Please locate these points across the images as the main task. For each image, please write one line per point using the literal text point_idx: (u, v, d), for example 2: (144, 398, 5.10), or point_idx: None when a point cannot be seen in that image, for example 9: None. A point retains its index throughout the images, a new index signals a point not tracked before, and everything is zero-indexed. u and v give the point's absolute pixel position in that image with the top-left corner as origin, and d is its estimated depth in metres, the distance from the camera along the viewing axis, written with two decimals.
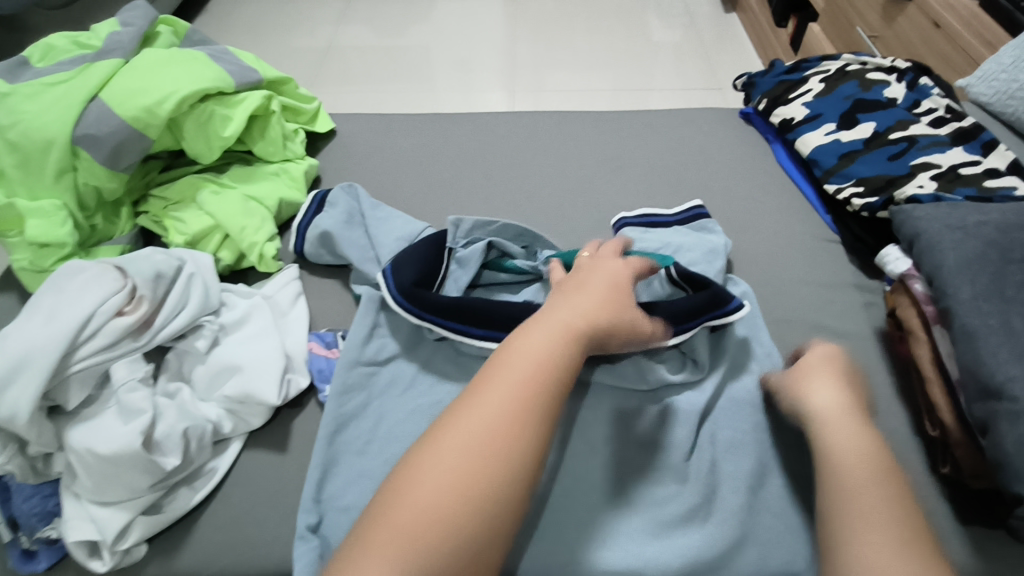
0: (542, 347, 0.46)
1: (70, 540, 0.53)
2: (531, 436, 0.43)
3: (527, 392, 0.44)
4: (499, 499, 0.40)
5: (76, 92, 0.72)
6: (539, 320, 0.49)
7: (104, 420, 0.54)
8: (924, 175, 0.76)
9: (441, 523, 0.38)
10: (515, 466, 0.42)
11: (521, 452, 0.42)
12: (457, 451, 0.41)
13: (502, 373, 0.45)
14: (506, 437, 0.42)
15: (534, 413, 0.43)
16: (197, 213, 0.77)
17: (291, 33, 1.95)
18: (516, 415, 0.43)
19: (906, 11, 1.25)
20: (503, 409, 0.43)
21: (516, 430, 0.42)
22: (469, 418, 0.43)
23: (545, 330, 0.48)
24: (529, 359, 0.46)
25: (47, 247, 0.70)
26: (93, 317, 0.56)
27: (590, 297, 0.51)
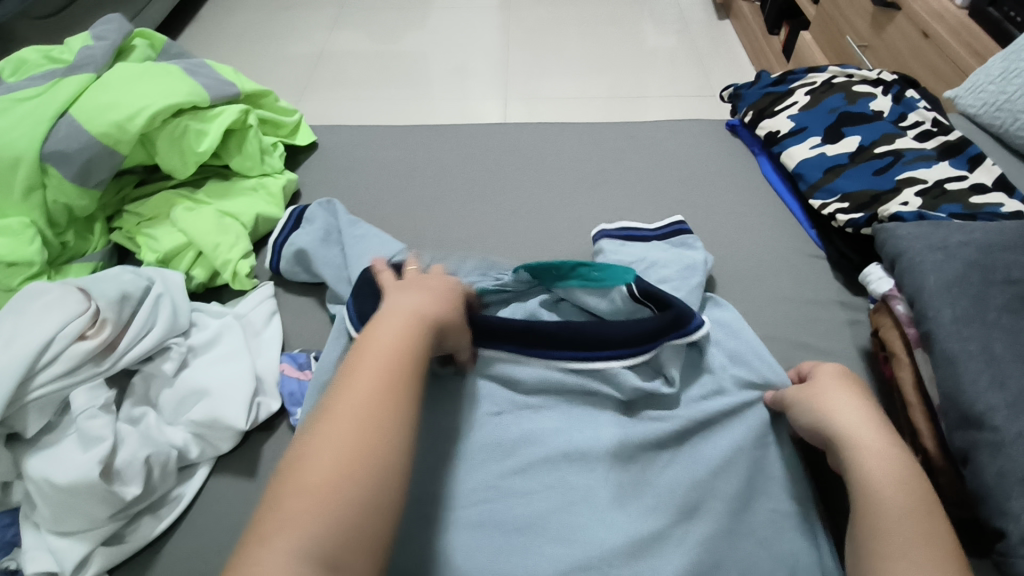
0: (394, 330, 0.49)
1: (28, 573, 0.51)
2: (404, 405, 0.44)
3: (390, 367, 0.45)
4: (381, 469, 0.41)
5: (44, 108, 0.71)
6: (386, 312, 0.52)
7: (62, 447, 0.53)
8: (908, 191, 0.75)
9: (333, 503, 0.38)
10: (395, 440, 0.42)
11: (394, 422, 0.43)
12: (334, 434, 0.41)
13: (371, 356, 0.46)
14: (382, 408, 0.43)
15: (400, 384, 0.45)
16: (170, 230, 0.76)
17: (283, 40, 1.94)
18: (387, 390, 0.44)
19: (896, 21, 1.24)
20: (371, 386, 0.44)
21: (390, 399, 0.44)
22: (340, 402, 0.43)
23: (398, 314, 0.51)
24: (385, 340, 0.48)
25: (14, 266, 0.69)
26: (53, 342, 0.55)
27: (428, 294, 0.55)
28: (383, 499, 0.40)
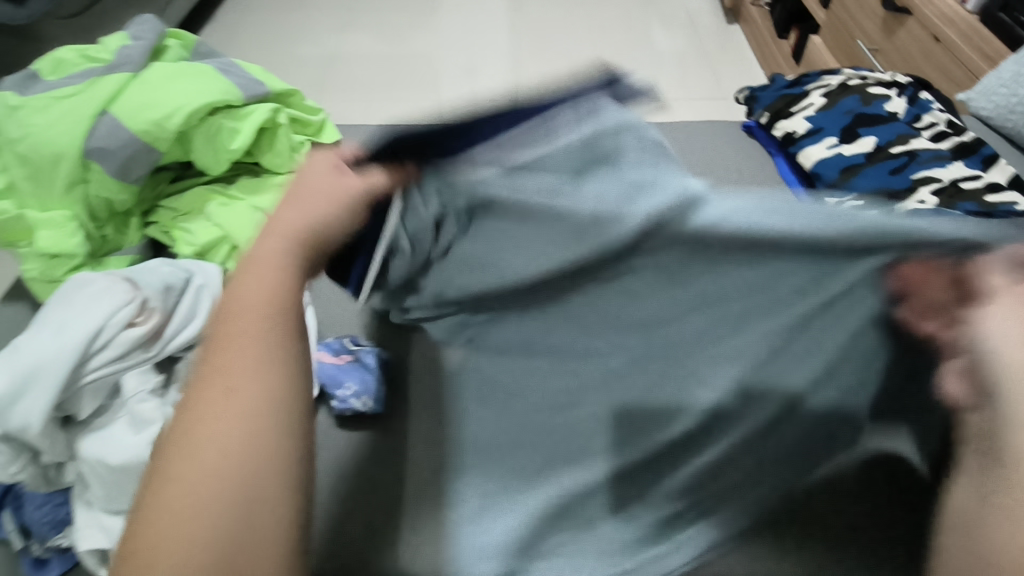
0: (263, 286, 0.40)
1: (82, 549, 0.54)
2: (297, 381, 0.38)
3: (263, 337, 0.38)
4: (270, 458, 0.34)
5: (84, 106, 0.72)
6: (248, 263, 0.41)
7: (115, 429, 0.56)
8: (925, 190, 0.77)
9: (217, 503, 0.32)
10: (284, 418, 0.36)
11: (277, 403, 0.36)
12: (203, 434, 0.34)
13: (230, 339, 0.37)
14: (268, 381, 0.36)
15: (271, 356, 0.37)
16: (205, 224, 0.78)
17: (299, 42, 1.97)
18: (266, 359, 0.37)
19: (907, 25, 1.26)
20: (238, 370, 0.36)
21: (270, 375, 0.37)
22: (202, 403, 0.35)
23: (274, 260, 0.41)
24: (247, 309, 0.38)
25: (58, 258, 0.71)
26: (104, 329, 0.56)
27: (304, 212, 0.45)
28: (280, 478, 0.35)
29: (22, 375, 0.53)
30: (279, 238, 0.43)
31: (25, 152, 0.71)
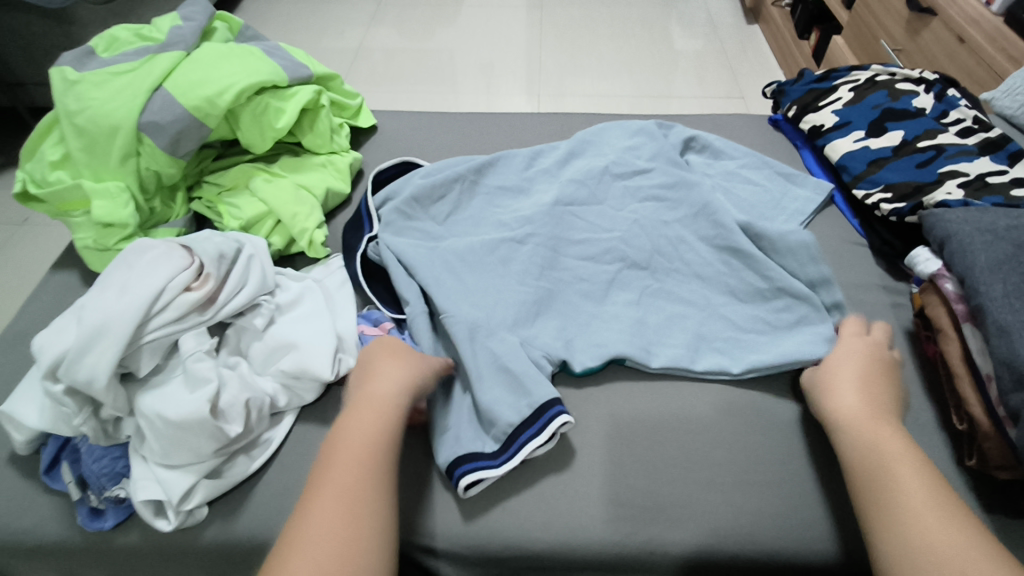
0: (367, 426, 0.54)
1: (138, 500, 0.55)
2: (386, 484, 0.51)
3: (366, 458, 0.52)
4: (381, 532, 0.48)
5: (141, 81, 0.76)
6: (354, 407, 0.56)
7: (171, 387, 0.58)
8: (951, 183, 0.78)
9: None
10: (385, 508, 0.50)
11: (384, 488, 0.51)
12: (330, 520, 0.47)
13: (348, 447, 0.52)
14: (366, 495, 0.49)
15: (379, 465, 0.52)
16: (250, 199, 0.81)
17: (322, 35, 2.00)
18: (359, 478, 0.50)
19: (931, 26, 1.26)
20: (354, 469, 0.51)
21: (372, 473, 0.51)
22: (328, 498, 0.49)
23: (380, 405, 0.56)
24: (352, 448, 0.52)
25: (111, 227, 0.74)
26: (163, 292, 0.59)
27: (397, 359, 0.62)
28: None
29: (90, 330, 0.56)
30: (382, 388, 0.58)
31: (84, 124, 0.74)
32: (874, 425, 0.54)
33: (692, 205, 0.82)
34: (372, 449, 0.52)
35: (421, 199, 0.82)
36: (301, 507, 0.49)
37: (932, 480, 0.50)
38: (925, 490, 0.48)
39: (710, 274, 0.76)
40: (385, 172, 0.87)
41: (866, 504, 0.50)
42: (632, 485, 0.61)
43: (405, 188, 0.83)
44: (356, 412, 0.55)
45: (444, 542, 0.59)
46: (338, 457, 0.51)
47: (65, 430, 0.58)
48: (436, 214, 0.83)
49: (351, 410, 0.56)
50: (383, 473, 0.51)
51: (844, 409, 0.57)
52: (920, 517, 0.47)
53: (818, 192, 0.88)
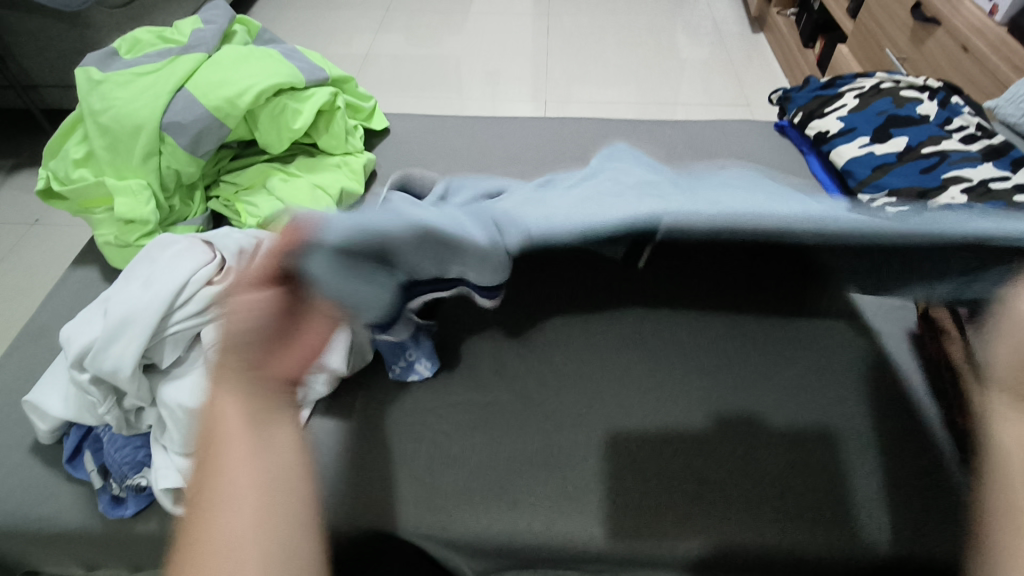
0: (234, 420, 0.43)
1: (160, 489, 0.57)
2: (280, 487, 0.42)
3: (240, 471, 0.41)
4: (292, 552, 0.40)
5: (164, 82, 0.78)
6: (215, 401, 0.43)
7: (193, 378, 0.60)
8: (955, 188, 0.80)
9: None
10: (290, 518, 0.41)
11: (278, 495, 0.41)
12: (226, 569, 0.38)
13: (224, 462, 0.41)
14: (262, 517, 0.40)
15: (260, 468, 0.42)
16: (267, 198, 0.83)
17: (332, 41, 2.03)
18: (257, 469, 0.42)
19: (935, 35, 1.28)
20: (234, 490, 0.41)
21: (257, 485, 0.41)
22: (218, 539, 0.39)
23: (239, 386, 0.43)
24: (229, 436, 0.43)
25: (132, 224, 0.76)
26: (186, 285, 0.60)
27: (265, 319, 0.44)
28: None
29: (116, 321, 0.57)
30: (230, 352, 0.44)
31: (108, 123, 0.76)
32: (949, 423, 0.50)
33: None
34: (264, 427, 0.43)
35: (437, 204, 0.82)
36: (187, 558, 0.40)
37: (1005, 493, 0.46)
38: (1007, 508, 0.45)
39: None
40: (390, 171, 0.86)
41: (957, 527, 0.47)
42: (640, 480, 0.62)
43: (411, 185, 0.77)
44: (215, 411, 0.43)
45: (454, 534, 0.60)
46: (221, 452, 0.42)
47: (90, 419, 0.59)
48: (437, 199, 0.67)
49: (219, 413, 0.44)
50: (271, 442, 0.43)
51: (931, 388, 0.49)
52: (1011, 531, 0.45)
53: None
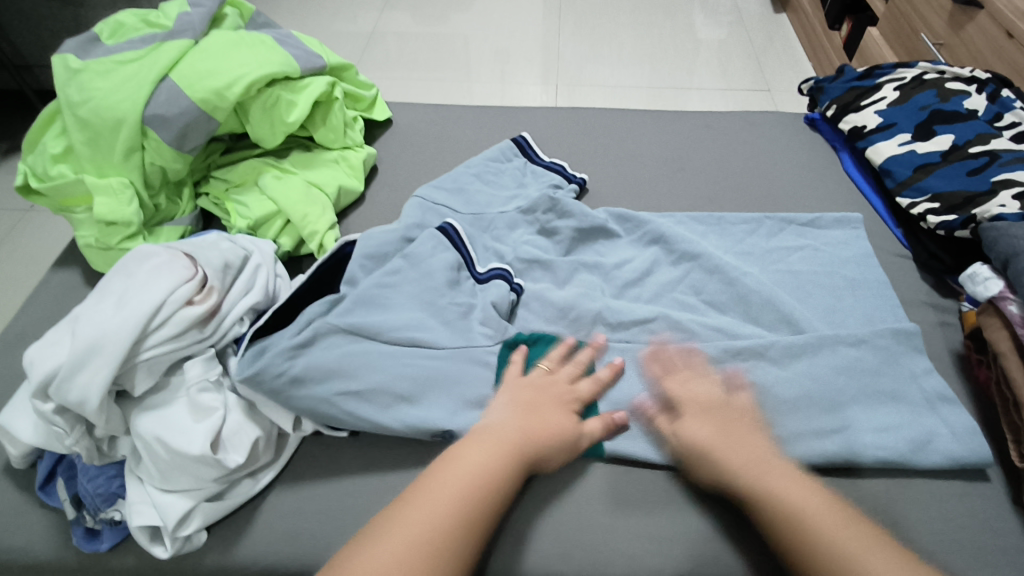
0: (489, 452, 0.52)
1: (133, 525, 0.52)
2: (511, 468, 0.52)
3: (502, 461, 0.52)
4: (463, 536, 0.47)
5: (147, 71, 0.72)
6: (484, 432, 0.54)
7: (169, 409, 0.54)
8: (1006, 193, 0.72)
9: (436, 555, 0.45)
10: (461, 547, 0.47)
11: (510, 475, 0.52)
12: (414, 548, 0.45)
13: (474, 456, 0.52)
14: (464, 511, 0.48)
15: (507, 471, 0.52)
16: (259, 197, 0.78)
17: (336, 18, 1.95)
18: (506, 451, 0.52)
19: (976, 19, 1.19)
20: (482, 470, 0.51)
21: (503, 459, 0.52)
22: (444, 476, 0.50)
23: (505, 449, 0.53)
24: (442, 505, 0.48)
25: (113, 225, 0.71)
26: (163, 306, 0.55)
27: (532, 406, 0.57)
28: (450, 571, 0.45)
29: (83, 346, 0.52)
30: (489, 450, 0.52)
31: (86, 115, 0.70)
32: (728, 439, 0.55)
33: (699, 255, 0.74)
34: (497, 448, 0.53)
35: (319, 371, 0.58)
36: (371, 547, 0.45)
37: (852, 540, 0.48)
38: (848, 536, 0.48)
39: (722, 307, 0.70)
40: (415, 222, 0.75)
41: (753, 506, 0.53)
42: (653, 509, 0.57)
43: (413, 256, 0.69)
44: (501, 431, 0.54)
45: None
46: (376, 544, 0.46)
47: (58, 448, 0.54)
48: (454, 282, 0.68)
49: (477, 434, 0.54)
50: (459, 456, 0.52)
51: (686, 423, 0.57)
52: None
53: (844, 225, 0.80)
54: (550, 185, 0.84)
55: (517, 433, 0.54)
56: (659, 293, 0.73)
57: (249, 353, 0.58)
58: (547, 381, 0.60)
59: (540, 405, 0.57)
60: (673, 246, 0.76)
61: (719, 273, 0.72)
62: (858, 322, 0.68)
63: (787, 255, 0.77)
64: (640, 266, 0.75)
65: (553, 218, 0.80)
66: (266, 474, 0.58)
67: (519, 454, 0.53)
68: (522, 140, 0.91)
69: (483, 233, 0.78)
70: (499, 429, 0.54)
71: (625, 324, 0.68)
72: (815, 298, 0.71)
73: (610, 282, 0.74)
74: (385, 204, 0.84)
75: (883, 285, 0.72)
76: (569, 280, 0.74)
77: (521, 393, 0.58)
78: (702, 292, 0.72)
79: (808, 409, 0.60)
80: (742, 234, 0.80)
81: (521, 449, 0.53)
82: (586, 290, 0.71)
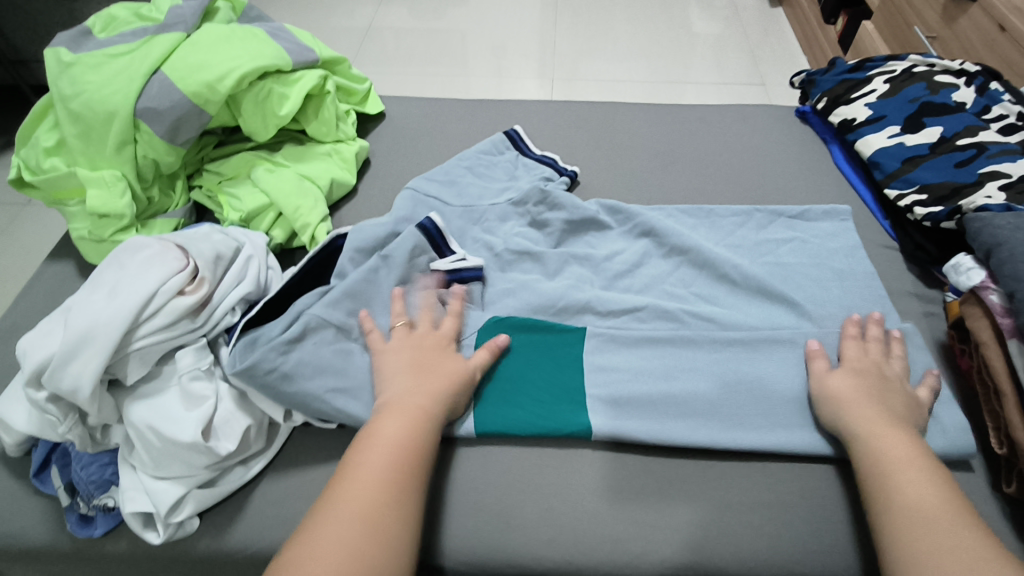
0: (400, 419, 0.54)
1: (126, 511, 0.53)
2: (423, 429, 0.54)
3: (413, 425, 0.53)
4: (396, 503, 0.48)
5: (139, 64, 0.72)
6: (390, 406, 0.55)
7: (161, 397, 0.55)
8: (992, 185, 0.73)
9: (371, 526, 0.46)
10: (398, 513, 0.48)
11: (425, 437, 0.53)
12: (345, 524, 0.46)
13: (385, 428, 0.53)
14: (389, 480, 0.49)
15: (422, 434, 0.53)
16: (251, 189, 0.78)
17: (332, 12, 1.95)
18: (418, 418, 0.54)
19: (969, 12, 1.19)
20: (394, 438, 0.52)
21: (412, 423, 0.54)
22: (366, 454, 0.51)
23: (410, 414, 0.54)
24: (364, 482, 0.49)
25: (106, 217, 0.71)
26: (155, 296, 0.56)
27: (421, 371, 0.58)
28: (393, 537, 0.47)
29: (76, 335, 0.52)
30: (402, 420, 0.54)
31: (79, 108, 0.71)
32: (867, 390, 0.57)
33: (688, 247, 0.75)
34: (404, 415, 0.54)
35: (309, 367, 0.58)
36: (300, 537, 0.46)
37: (946, 496, 0.49)
38: (934, 493, 0.49)
39: (710, 298, 0.71)
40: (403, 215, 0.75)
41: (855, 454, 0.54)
42: (639, 495, 0.58)
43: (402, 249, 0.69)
44: (401, 401, 0.55)
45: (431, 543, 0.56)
46: (308, 530, 0.46)
47: (51, 436, 0.55)
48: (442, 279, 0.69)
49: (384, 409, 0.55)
50: (375, 434, 0.52)
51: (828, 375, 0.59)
52: (934, 522, 0.47)
53: (832, 217, 0.81)
54: (541, 178, 0.85)
55: (413, 397, 0.56)
56: (648, 284, 0.73)
57: (243, 342, 0.59)
58: (422, 342, 0.61)
59: (426, 368, 0.58)
60: (664, 239, 0.77)
61: (708, 266, 0.73)
62: (845, 313, 0.69)
63: (776, 247, 0.77)
64: (629, 258, 0.76)
65: (544, 211, 0.81)
66: (258, 462, 0.58)
67: (427, 417, 0.55)
68: (514, 133, 0.92)
69: (474, 225, 0.79)
70: (403, 397, 0.56)
71: (614, 314, 0.68)
72: (802, 289, 0.71)
73: (600, 274, 0.74)
74: (378, 197, 0.85)
75: (870, 277, 0.73)
76: (559, 272, 0.74)
77: (403, 358, 0.59)
78: (691, 283, 0.73)
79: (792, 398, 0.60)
80: (732, 226, 0.81)
81: (427, 412, 0.55)
82: (575, 282, 0.72)
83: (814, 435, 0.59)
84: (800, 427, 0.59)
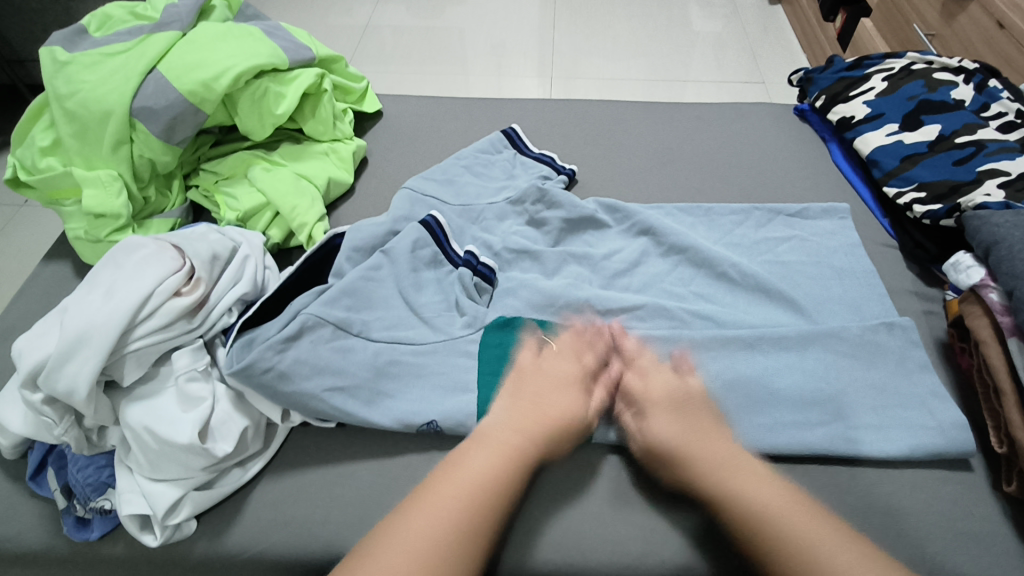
0: (490, 454, 0.52)
1: (123, 514, 0.52)
2: (516, 470, 0.52)
3: (509, 461, 0.52)
4: (471, 542, 0.48)
5: (134, 63, 0.72)
6: (484, 436, 0.54)
7: (157, 399, 0.55)
8: (991, 182, 0.73)
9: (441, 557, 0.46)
10: (471, 549, 0.47)
11: (516, 477, 0.52)
12: (414, 551, 0.46)
13: (476, 456, 0.52)
14: (471, 515, 0.48)
15: (513, 473, 0.52)
16: (248, 189, 0.78)
17: (331, 11, 1.94)
18: (512, 454, 0.53)
19: (968, 9, 1.19)
20: (485, 471, 0.51)
21: (507, 462, 0.52)
22: (454, 479, 0.51)
23: (508, 448, 0.53)
24: (444, 508, 0.48)
25: (102, 218, 0.71)
26: (151, 297, 0.56)
27: (527, 403, 0.57)
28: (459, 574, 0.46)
29: (71, 337, 0.52)
30: (496, 456, 0.52)
31: (74, 108, 0.70)
32: (696, 438, 0.55)
33: (687, 246, 0.75)
34: (502, 449, 0.53)
35: (308, 367, 0.58)
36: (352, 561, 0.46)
37: (828, 522, 0.49)
38: (817, 533, 0.48)
39: (709, 297, 0.71)
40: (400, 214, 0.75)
41: (729, 517, 0.51)
42: (637, 495, 0.57)
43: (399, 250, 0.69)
44: (497, 432, 0.54)
45: None
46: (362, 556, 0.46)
47: (47, 438, 0.55)
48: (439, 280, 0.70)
49: (479, 436, 0.54)
50: (464, 460, 0.52)
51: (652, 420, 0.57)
52: (831, 542, 0.47)
53: (831, 215, 0.81)
54: (539, 177, 0.84)
55: (514, 430, 0.55)
56: (646, 283, 0.73)
57: (239, 343, 0.58)
58: (547, 370, 0.60)
59: (542, 401, 0.57)
60: (663, 238, 0.76)
61: (707, 265, 0.73)
62: (844, 312, 0.69)
63: (775, 246, 0.77)
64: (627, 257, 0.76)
65: (542, 209, 0.80)
66: (256, 463, 0.58)
67: (525, 458, 0.53)
68: (512, 132, 0.92)
69: (472, 224, 0.79)
70: (501, 429, 0.55)
71: (612, 313, 0.68)
72: (801, 288, 0.71)
73: (598, 273, 0.74)
74: (376, 196, 0.85)
75: (869, 275, 0.73)
76: (558, 270, 0.74)
77: (521, 388, 0.58)
78: (690, 282, 0.73)
79: (791, 397, 0.60)
80: (730, 225, 0.81)
81: (525, 451, 0.54)
82: (573, 281, 0.72)
83: (813, 436, 0.58)
84: (798, 427, 0.59)
